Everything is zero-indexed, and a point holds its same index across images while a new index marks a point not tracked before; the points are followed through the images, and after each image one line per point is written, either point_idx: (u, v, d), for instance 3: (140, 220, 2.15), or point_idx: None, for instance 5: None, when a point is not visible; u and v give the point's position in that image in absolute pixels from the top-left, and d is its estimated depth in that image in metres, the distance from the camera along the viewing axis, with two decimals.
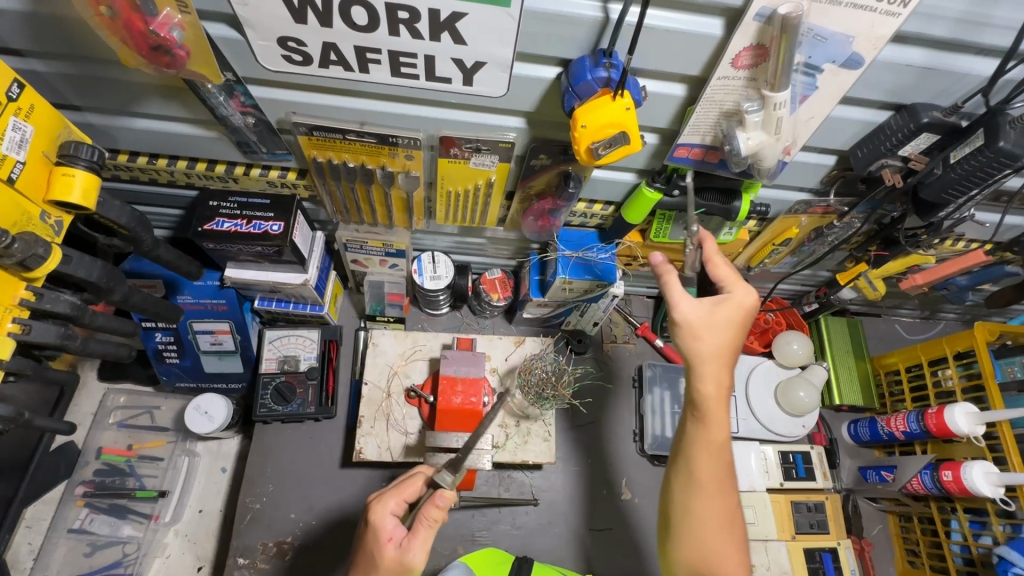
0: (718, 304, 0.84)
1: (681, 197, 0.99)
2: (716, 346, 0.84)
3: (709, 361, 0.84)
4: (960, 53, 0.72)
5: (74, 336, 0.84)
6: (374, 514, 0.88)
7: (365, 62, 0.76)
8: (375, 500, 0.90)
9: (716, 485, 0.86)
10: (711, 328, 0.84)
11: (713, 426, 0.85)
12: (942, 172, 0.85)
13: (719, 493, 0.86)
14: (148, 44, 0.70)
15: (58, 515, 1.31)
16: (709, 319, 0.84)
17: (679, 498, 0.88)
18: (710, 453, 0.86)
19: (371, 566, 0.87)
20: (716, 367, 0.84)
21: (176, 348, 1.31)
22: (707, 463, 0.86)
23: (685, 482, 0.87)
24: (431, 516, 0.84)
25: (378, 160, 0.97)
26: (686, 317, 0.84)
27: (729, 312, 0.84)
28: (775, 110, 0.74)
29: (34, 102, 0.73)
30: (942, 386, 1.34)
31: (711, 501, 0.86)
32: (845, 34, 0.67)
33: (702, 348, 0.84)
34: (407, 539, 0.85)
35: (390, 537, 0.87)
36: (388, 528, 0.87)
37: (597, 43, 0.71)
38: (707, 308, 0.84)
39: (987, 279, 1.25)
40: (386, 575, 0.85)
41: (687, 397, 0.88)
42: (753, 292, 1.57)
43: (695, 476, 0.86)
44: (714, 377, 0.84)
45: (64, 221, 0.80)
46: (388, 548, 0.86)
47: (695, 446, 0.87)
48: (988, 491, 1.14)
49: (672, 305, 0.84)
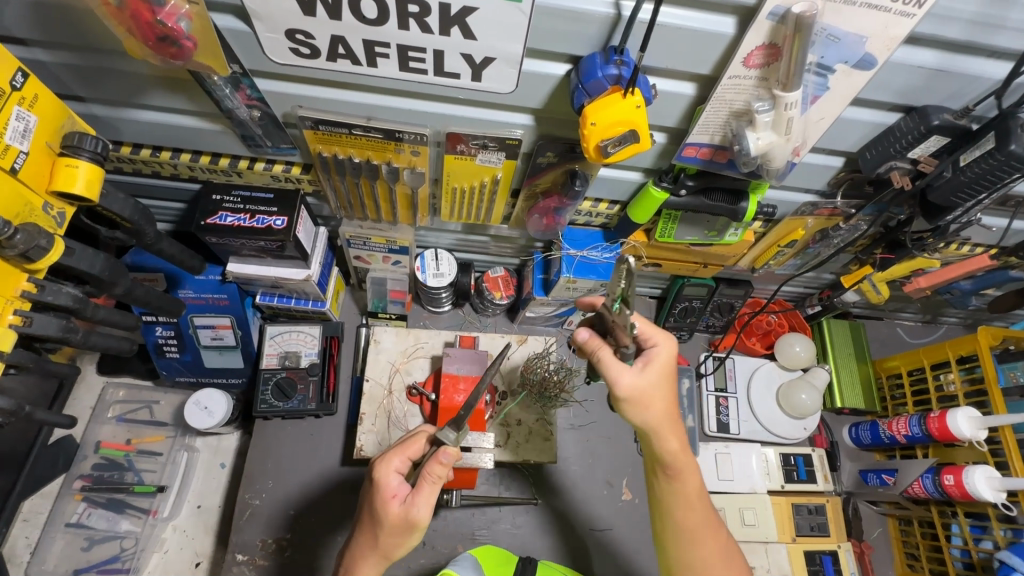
0: (651, 362, 0.84)
1: (688, 197, 0.98)
2: (664, 406, 0.84)
3: (662, 425, 0.84)
4: (973, 55, 0.72)
5: (75, 329, 0.83)
6: (378, 472, 0.85)
7: (373, 56, 0.76)
8: (379, 459, 0.87)
9: (708, 529, 0.87)
10: (653, 390, 0.84)
11: (685, 477, 0.87)
12: (951, 175, 0.85)
13: (714, 539, 0.87)
14: (155, 35, 0.69)
15: (56, 509, 1.31)
16: (647, 383, 0.83)
17: (680, 554, 0.88)
18: (690, 503, 0.87)
19: (377, 524, 0.84)
20: (669, 426, 0.85)
21: (176, 343, 1.30)
22: (692, 512, 0.87)
23: (679, 536, 0.88)
24: (435, 473, 0.81)
25: (383, 155, 0.96)
26: (629, 389, 0.83)
27: (663, 364, 0.84)
28: (787, 110, 0.74)
29: (38, 92, 0.72)
30: (944, 390, 1.34)
31: (710, 546, 0.87)
32: (859, 34, 0.66)
33: (651, 413, 0.84)
34: (412, 495, 0.83)
35: (394, 495, 0.84)
36: (392, 485, 0.84)
37: (608, 40, 0.71)
38: (642, 374, 0.83)
39: (991, 283, 1.25)
40: (393, 532, 0.83)
41: (651, 458, 0.88)
42: (756, 294, 1.56)
43: (688, 530, 0.87)
44: (672, 434, 0.85)
45: (66, 212, 0.79)
46: (393, 505, 0.83)
47: (675, 501, 0.88)
48: (989, 495, 1.14)
49: (612, 381, 0.83)
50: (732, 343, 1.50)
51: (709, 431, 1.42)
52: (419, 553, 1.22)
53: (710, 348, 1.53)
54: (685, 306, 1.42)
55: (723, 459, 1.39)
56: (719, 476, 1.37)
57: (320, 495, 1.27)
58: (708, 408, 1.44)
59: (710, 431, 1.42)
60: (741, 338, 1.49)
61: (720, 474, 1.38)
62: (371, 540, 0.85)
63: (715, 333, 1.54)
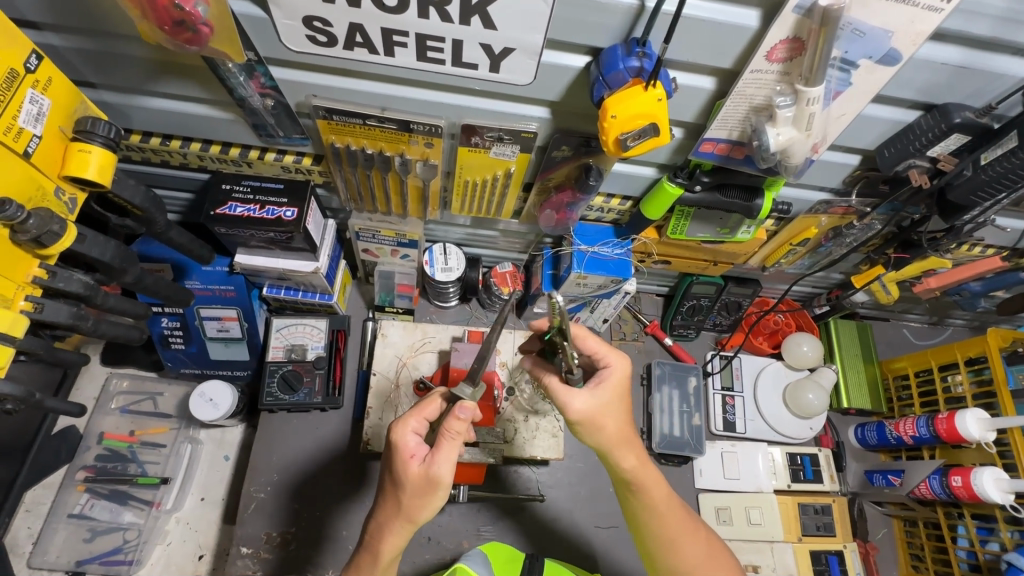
0: (603, 381, 0.84)
1: (703, 193, 0.98)
2: (618, 426, 0.85)
3: (619, 444, 0.86)
4: (997, 53, 0.71)
5: (86, 317, 0.82)
6: (394, 434, 0.84)
7: (390, 44, 0.75)
8: (394, 422, 0.86)
9: (687, 532, 0.91)
10: (605, 411, 0.84)
11: (650, 489, 0.89)
12: (972, 174, 0.85)
13: (695, 540, 0.91)
14: (171, 18, 0.67)
15: (58, 499, 1.30)
16: (600, 405, 0.83)
17: (666, 562, 0.91)
18: (662, 513, 0.90)
19: (399, 487, 0.83)
20: (627, 445, 0.86)
21: (182, 334, 1.29)
22: (667, 520, 0.90)
23: (662, 545, 0.91)
24: (453, 429, 0.80)
25: (396, 147, 0.95)
26: (582, 412, 0.83)
27: (615, 383, 0.84)
28: (808, 105, 0.73)
29: (52, 75, 0.71)
30: (951, 392, 1.33)
31: (692, 549, 0.90)
32: (884, 29, 0.66)
33: (607, 434, 0.85)
34: (433, 453, 0.81)
35: (412, 455, 0.83)
36: (411, 446, 0.83)
37: (630, 32, 0.70)
38: (594, 396, 0.83)
39: (1001, 285, 1.25)
40: (415, 492, 0.82)
41: (615, 477, 0.90)
42: (764, 293, 1.56)
43: (669, 538, 0.90)
44: (628, 450, 0.86)
45: (78, 199, 0.78)
46: (412, 465, 0.82)
47: (648, 514, 0.90)
48: (998, 497, 1.13)
49: (566, 406, 0.83)
50: (739, 342, 1.49)
51: (715, 429, 1.42)
52: (425, 548, 1.22)
53: (716, 347, 1.53)
54: (693, 304, 1.42)
55: (730, 458, 1.39)
56: (724, 474, 1.38)
57: (325, 489, 1.26)
58: (715, 407, 1.43)
59: (717, 430, 1.42)
60: (749, 337, 1.49)
61: (726, 473, 1.38)
62: (396, 503, 0.84)
63: (721, 332, 1.53)
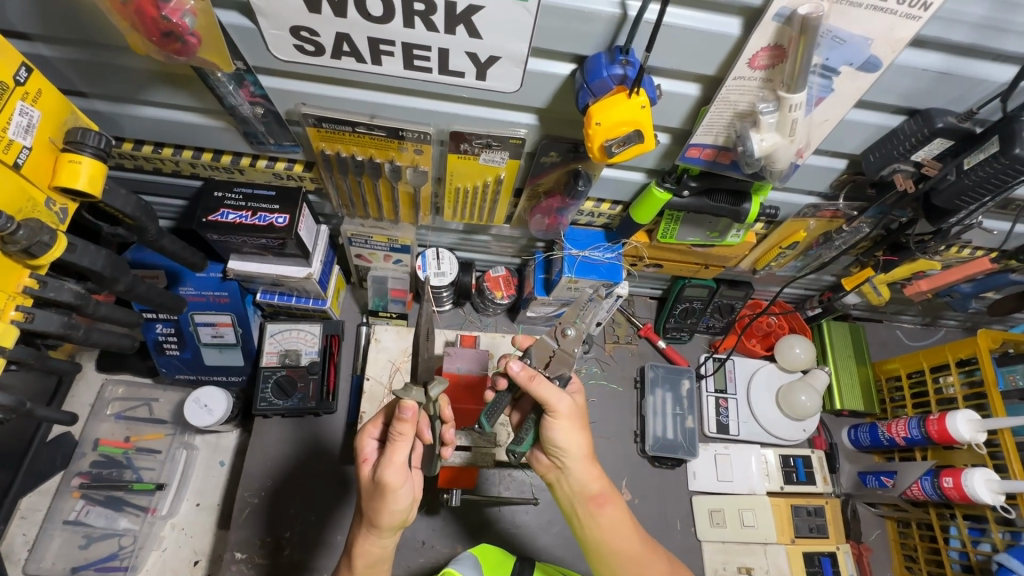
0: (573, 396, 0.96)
1: (691, 198, 0.98)
2: (584, 448, 0.94)
3: (583, 460, 0.95)
4: (978, 59, 0.72)
5: (77, 326, 0.83)
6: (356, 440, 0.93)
7: (377, 53, 0.75)
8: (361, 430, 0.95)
9: (644, 551, 0.95)
10: (579, 423, 0.93)
11: (608, 505, 0.97)
12: (955, 178, 0.85)
13: (653, 560, 0.95)
14: (159, 30, 0.68)
15: (53, 506, 1.30)
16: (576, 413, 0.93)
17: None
18: (624, 528, 0.96)
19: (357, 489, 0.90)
20: (588, 464, 0.96)
21: (176, 340, 1.30)
22: (623, 537, 0.95)
23: (628, 562, 0.94)
24: (399, 432, 0.80)
25: (386, 154, 0.96)
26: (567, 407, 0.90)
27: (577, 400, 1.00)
28: (791, 111, 0.73)
29: (42, 87, 0.72)
30: (943, 393, 1.34)
31: (653, 566, 0.95)
32: (865, 36, 0.67)
33: (574, 452, 0.94)
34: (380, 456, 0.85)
35: (367, 459, 0.90)
36: (366, 451, 0.90)
37: (613, 40, 0.71)
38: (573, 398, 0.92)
39: (991, 286, 1.25)
40: (369, 495, 0.86)
41: (578, 496, 0.97)
42: (757, 295, 1.56)
43: (631, 555, 0.95)
44: (591, 469, 0.96)
45: (69, 208, 0.79)
46: (363, 468, 0.89)
47: (607, 531, 0.96)
48: (988, 498, 1.14)
49: (554, 403, 0.89)
50: (732, 344, 1.51)
51: (708, 432, 1.42)
52: (419, 553, 1.22)
53: (709, 349, 1.53)
54: (685, 308, 1.43)
55: (723, 460, 1.39)
56: (718, 477, 1.38)
57: (320, 493, 1.26)
58: (708, 409, 1.44)
59: (710, 432, 1.42)
60: (742, 339, 1.50)
61: (719, 475, 1.38)
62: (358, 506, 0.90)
63: (714, 334, 1.54)
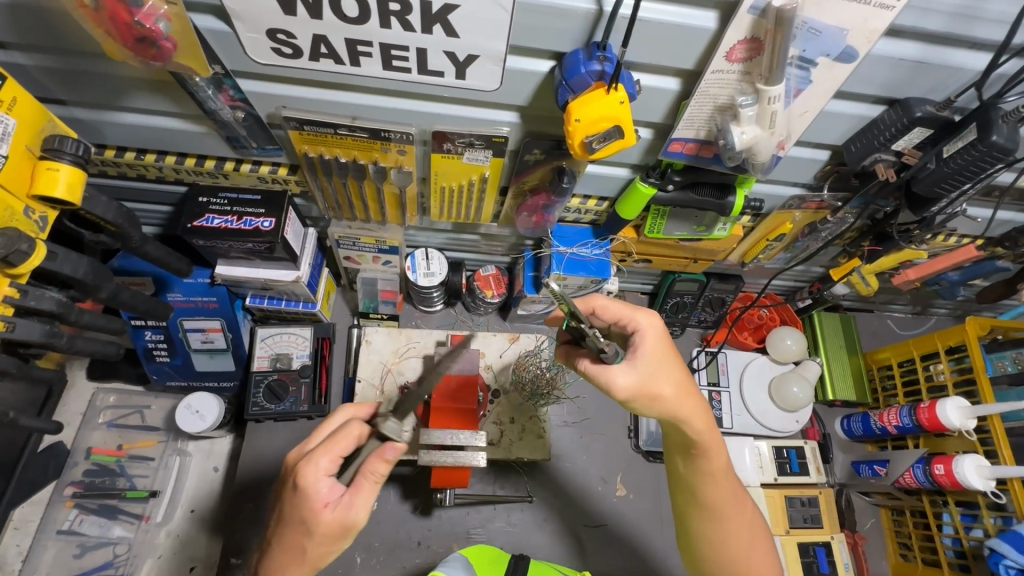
0: (640, 351, 0.77)
1: (676, 192, 0.99)
2: (676, 388, 0.76)
3: (684, 404, 0.77)
4: (954, 47, 0.73)
5: (59, 334, 0.83)
6: (305, 478, 0.76)
7: (356, 55, 0.75)
8: (304, 463, 0.77)
9: (734, 510, 0.88)
10: (658, 375, 0.76)
11: (712, 455, 0.84)
12: (935, 166, 0.86)
13: (738, 513, 0.88)
14: (133, 36, 0.68)
15: (47, 516, 1.29)
16: (648, 376, 0.75)
17: (702, 526, 0.90)
18: (718, 480, 0.86)
19: (305, 534, 0.77)
20: (692, 402, 0.78)
21: (166, 347, 1.29)
22: (718, 490, 0.86)
23: (705, 513, 0.89)
24: (376, 471, 0.76)
25: (370, 155, 0.96)
26: (630, 390, 0.75)
27: (649, 351, 0.77)
28: (770, 104, 0.74)
29: (17, 94, 0.72)
30: (933, 380, 1.35)
31: (734, 520, 0.88)
32: (840, 27, 0.67)
33: (665, 401, 0.77)
34: (349, 497, 0.77)
35: (324, 502, 0.76)
36: (324, 494, 0.76)
37: (590, 36, 0.71)
38: (633, 367, 0.75)
39: (979, 274, 1.25)
40: (327, 538, 0.77)
41: (678, 439, 0.84)
42: (748, 288, 1.56)
43: (718, 506, 0.87)
44: (696, 416, 0.79)
45: (49, 216, 0.79)
46: (326, 513, 0.76)
47: (703, 480, 0.86)
48: (978, 484, 1.15)
49: (610, 385, 0.74)
50: (723, 338, 1.51)
51: None
52: (414, 553, 1.22)
53: (702, 343, 1.54)
54: (676, 302, 1.42)
55: None
56: None
57: None
58: None
59: None
60: (733, 332, 1.50)
61: None
62: (297, 549, 0.79)
63: (706, 328, 1.55)
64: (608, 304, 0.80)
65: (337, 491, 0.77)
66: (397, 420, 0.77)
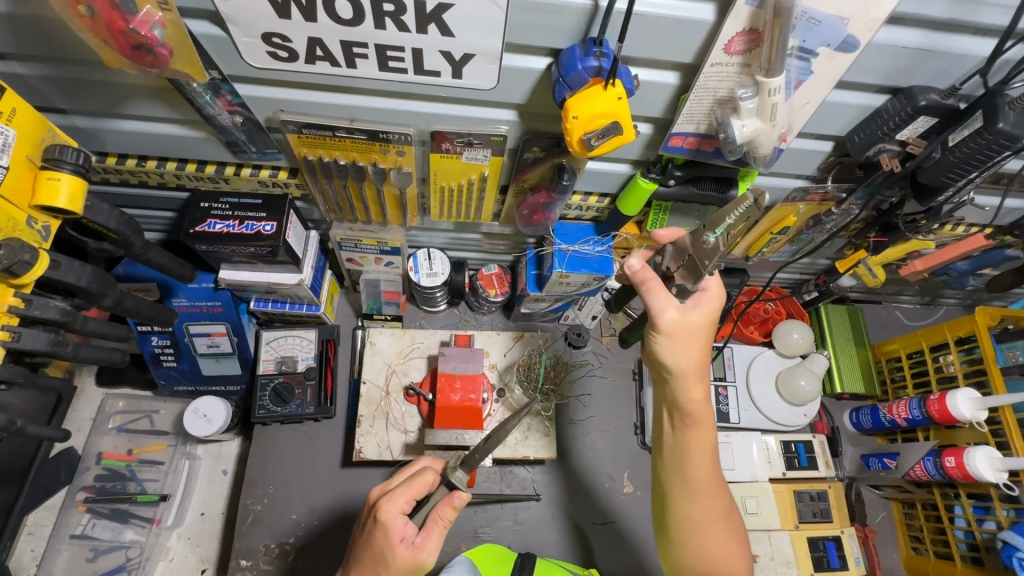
0: (699, 302, 0.80)
1: (677, 186, 0.98)
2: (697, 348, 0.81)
3: (692, 367, 0.81)
4: (958, 34, 0.71)
5: (65, 343, 0.83)
6: (384, 513, 0.79)
7: (352, 57, 0.75)
8: (383, 499, 0.80)
9: (712, 493, 0.87)
10: (695, 332, 0.80)
11: (701, 429, 0.85)
12: (941, 155, 0.84)
13: (714, 500, 0.87)
14: (129, 43, 0.68)
15: (60, 521, 1.30)
16: (691, 320, 0.79)
17: (680, 506, 0.88)
18: (702, 457, 0.85)
19: (379, 564, 0.79)
20: (700, 371, 0.82)
21: (172, 352, 1.30)
22: (700, 466, 0.85)
23: (685, 491, 0.87)
24: (444, 515, 0.80)
25: (369, 157, 0.95)
26: (671, 323, 0.78)
27: (710, 307, 0.80)
28: (770, 96, 0.72)
29: (16, 105, 0.72)
30: (943, 371, 1.33)
31: (711, 502, 0.87)
32: (839, 16, 0.66)
33: (684, 354, 0.80)
34: (421, 538, 0.79)
35: (401, 537, 0.79)
36: (400, 529, 0.79)
37: (587, 32, 0.70)
38: (688, 306, 0.79)
39: (987, 263, 1.23)
40: (399, 573, 0.79)
41: (672, 407, 0.86)
42: (753, 281, 1.55)
43: (696, 487, 0.86)
44: (697, 380, 0.82)
45: (52, 226, 0.80)
46: (401, 549, 0.79)
47: (690, 453, 0.86)
48: (990, 475, 1.13)
49: (657, 313, 0.78)
50: (729, 332, 1.49)
51: None
52: None
53: None
54: None
55: (724, 449, 1.38)
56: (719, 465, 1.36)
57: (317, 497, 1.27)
58: (707, 399, 1.43)
59: None
60: (739, 326, 1.49)
61: (720, 464, 1.36)
62: None
63: (712, 323, 1.53)
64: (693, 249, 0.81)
65: (412, 529, 0.80)
66: (463, 471, 0.82)
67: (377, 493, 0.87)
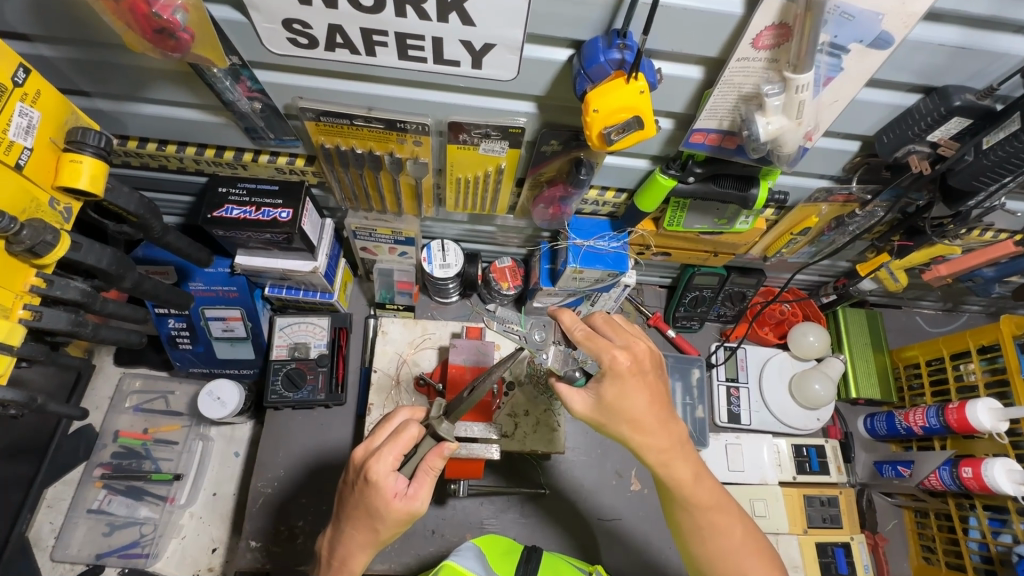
0: (602, 382, 0.83)
1: (697, 184, 0.96)
2: (638, 412, 0.82)
3: (638, 433, 0.83)
4: (999, 32, 0.69)
5: (85, 323, 0.85)
6: (374, 473, 0.80)
7: (371, 45, 0.74)
8: (372, 460, 0.80)
9: (718, 524, 0.86)
10: (616, 407, 0.82)
11: (677, 471, 0.84)
12: (973, 159, 0.83)
13: (730, 529, 0.86)
14: (152, 27, 0.69)
15: (77, 495, 1.34)
16: (603, 403, 0.82)
17: (699, 550, 0.87)
18: (686, 495, 0.85)
19: (376, 520, 0.81)
20: (652, 430, 0.83)
21: (188, 335, 1.32)
22: (697, 502, 0.85)
23: (693, 535, 0.87)
24: (432, 464, 0.81)
25: (386, 146, 0.95)
26: (584, 409, 0.84)
27: (614, 381, 0.82)
28: (798, 93, 0.71)
29: (41, 87, 0.73)
30: (963, 380, 1.30)
31: (723, 536, 0.86)
32: (874, 11, 0.63)
33: (624, 427, 0.83)
34: (414, 488, 0.81)
35: (394, 491, 0.80)
36: (391, 485, 0.80)
37: (610, 23, 0.69)
38: (594, 394, 0.83)
39: (1015, 271, 1.20)
40: (396, 523, 0.81)
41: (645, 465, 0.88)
42: (770, 282, 1.52)
43: (703, 531, 0.86)
44: (654, 436, 0.83)
45: (73, 208, 0.81)
46: (395, 503, 0.80)
47: (677, 500, 0.86)
48: (1010, 489, 1.11)
49: (568, 405, 0.85)
50: (742, 332, 1.47)
51: (719, 421, 1.41)
52: (428, 542, 1.22)
53: (721, 338, 1.50)
54: (694, 296, 1.40)
55: (734, 450, 1.36)
56: (729, 466, 1.35)
57: (326, 483, 1.27)
58: (718, 399, 1.42)
59: (721, 422, 1.40)
60: (754, 327, 1.47)
61: (730, 465, 1.35)
62: (369, 533, 0.83)
63: (726, 322, 1.51)
64: (584, 334, 0.84)
65: (403, 482, 0.81)
66: (450, 422, 0.85)
67: (362, 454, 0.86)
